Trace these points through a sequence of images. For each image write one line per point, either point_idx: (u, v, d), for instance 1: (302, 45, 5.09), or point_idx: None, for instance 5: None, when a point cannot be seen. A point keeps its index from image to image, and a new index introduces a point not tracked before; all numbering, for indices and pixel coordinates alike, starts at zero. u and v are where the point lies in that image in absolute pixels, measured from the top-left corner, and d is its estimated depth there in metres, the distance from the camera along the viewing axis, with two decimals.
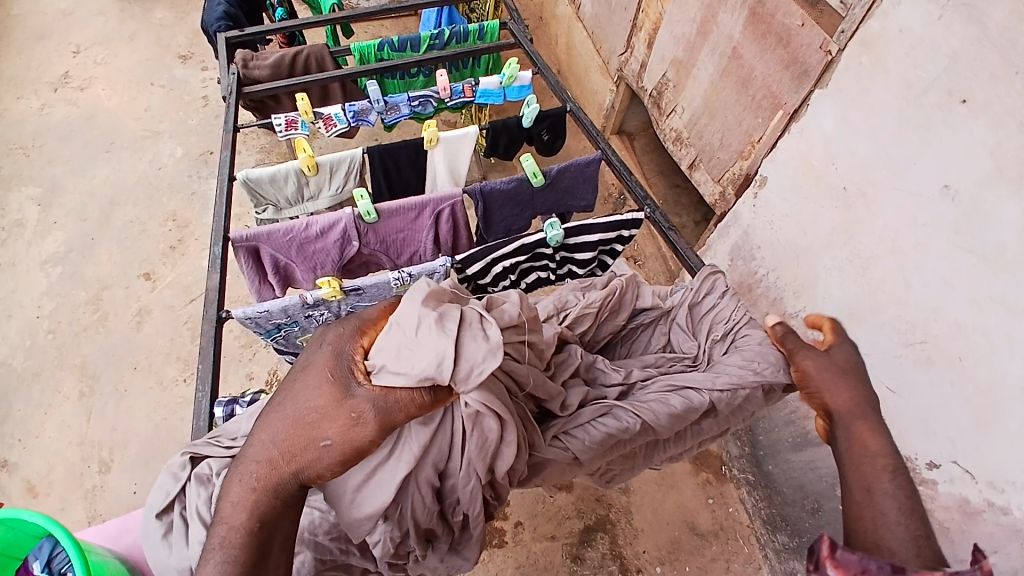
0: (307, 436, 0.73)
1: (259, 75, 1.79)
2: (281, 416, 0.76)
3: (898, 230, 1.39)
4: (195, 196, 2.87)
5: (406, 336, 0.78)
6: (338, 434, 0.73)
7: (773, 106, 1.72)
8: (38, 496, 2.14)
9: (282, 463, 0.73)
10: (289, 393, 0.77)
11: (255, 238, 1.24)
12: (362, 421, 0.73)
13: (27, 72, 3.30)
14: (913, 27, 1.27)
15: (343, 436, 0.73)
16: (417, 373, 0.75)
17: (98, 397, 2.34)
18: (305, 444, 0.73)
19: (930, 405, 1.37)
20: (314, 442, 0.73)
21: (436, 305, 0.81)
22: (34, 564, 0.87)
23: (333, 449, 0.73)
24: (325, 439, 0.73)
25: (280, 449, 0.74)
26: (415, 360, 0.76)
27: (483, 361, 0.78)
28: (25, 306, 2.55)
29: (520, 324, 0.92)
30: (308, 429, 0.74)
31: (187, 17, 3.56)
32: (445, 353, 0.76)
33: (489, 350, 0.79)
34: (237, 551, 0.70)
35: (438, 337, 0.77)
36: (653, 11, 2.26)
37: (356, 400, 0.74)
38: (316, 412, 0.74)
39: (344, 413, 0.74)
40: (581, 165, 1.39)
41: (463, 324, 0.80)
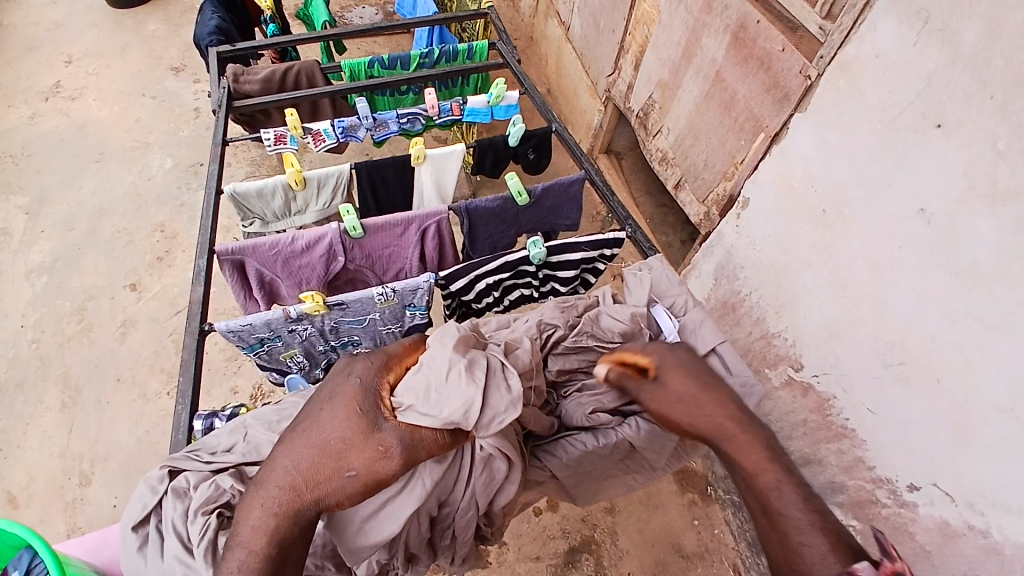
0: (333, 465, 0.73)
1: (250, 90, 1.81)
2: (304, 442, 0.75)
3: (874, 247, 1.42)
4: (184, 208, 2.87)
5: (436, 376, 0.80)
6: (364, 466, 0.73)
7: (755, 128, 1.78)
8: (18, 506, 2.10)
9: (304, 489, 0.72)
10: (314, 420, 0.77)
11: (240, 252, 1.24)
12: (388, 455, 0.75)
13: (17, 80, 3.30)
14: (889, 50, 1.31)
15: (368, 468, 0.74)
16: (444, 417, 0.77)
17: (79, 410, 2.31)
18: (330, 472, 0.73)
19: (907, 421, 1.38)
20: (340, 472, 0.73)
21: (463, 351, 0.84)
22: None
23: (357, 480, 0.73)
24: (351, 469, 0.73)
25: (304, 475, 0.72)
26: (442, 403, 0.78)
27: (505, 411, 0.81)
28: (8, 315, 2.52)
29: (529, 371, 0.97)
30: (334, 458, 0.73)
31: (179, 31, 3.59)
32: (472, 401, 0.78)
33: (511, 401, 0.82)
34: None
35: (467, 385, 0.79)
36: (640, 33, 2.30)
37: (384, 435, 0.75)
38: (341, 442, 0.74)
39: (371, 446, 0.74)
40: (564, 184, 1.41)
41: (489, 373, 0.83)
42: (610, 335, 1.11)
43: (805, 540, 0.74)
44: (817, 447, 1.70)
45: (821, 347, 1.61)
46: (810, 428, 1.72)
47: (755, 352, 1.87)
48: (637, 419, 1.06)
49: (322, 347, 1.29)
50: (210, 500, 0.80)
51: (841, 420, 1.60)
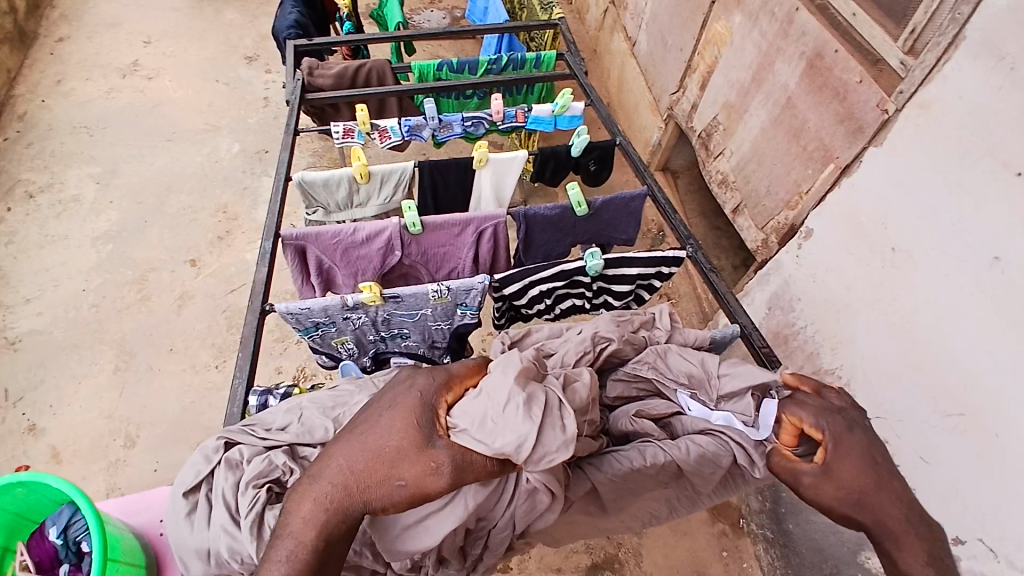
0: (385, 472, 0.74)
1: (323, 84, 1.87)
2: (358, 444, 0.77)
3: (942, 296, 1.37)
4: (247, 191, 2.98)
5: (494, 407, 0.79)
6: (413, 478, 0.74)
7: (824, 158, 1.73)
8: (62, 462, 2.21)
9: (355, 490, 0.74)
10: (373, 426, 0.79)
11: (303, 238, 1.28)
12: (439, 472, 0.74)
13: (104, 58, 3.49)
14: (972, 94, 1.27)
15: (417, 481, 0.74)
16: (496, 447, 0.76)
17: (132, 373, 2.41)
18: (381, 478, 0.74)
19: (961, 477, 1.31)
20: (389, 480, 0.74)
21: (523, 385, 0.82)
22: (52, 529, 1.07)
23: (404, 490, 0.73)
24: (400, 479, 0.74)
25: (356, 476, 0.75)
26: (496, 434, 0.77)
27: (556, 451, 0.79)
28: (72, 278, 2.66)
29: (585, 408, 0.93)
30: (387, 465, 0.74)
31: (258, 22, 3.74)
32: (524, 437, 0.77)
33: (564, 442, 0.80)
34: (301, 566, 0.71)
35: (522, 420, 0.77)
36: (709, 54, 2.28)
37: (437, 452, 0.75)
38: (394, 450, 0.75)
39: (424, 461, 0.74)
40: (625, 198, 1.41)
41: (546, 411, 0.81)
42: (675, 375, 1.10)
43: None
44: None
45: (874, 391, 1.54)
46: None
47: None
48: (687, 442, 1.02)
49: (372, 336, 1.30)
50: (261, 475, 0.82)
51: None
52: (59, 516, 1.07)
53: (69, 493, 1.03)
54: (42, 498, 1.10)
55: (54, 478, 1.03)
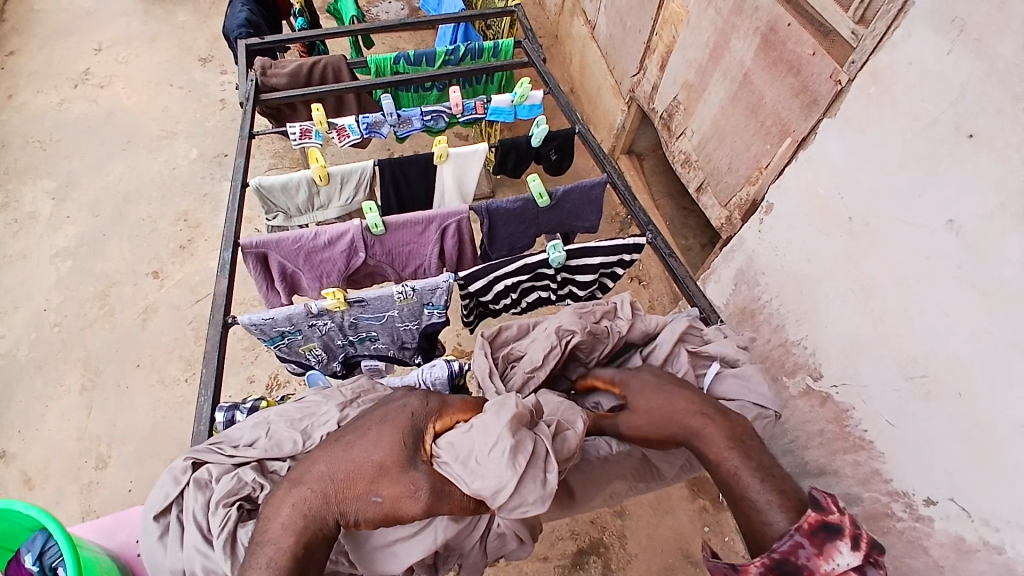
0: (365, 486, 0.76)
1: (277, 84, 1.82)
2: (343, 454, 0.78)
3: (899, 262, 1.40)
4: (208, 198, 2.91)
5: (481, 446, 0.76)
6: (390, 496, 0.75)
7: (782, 133, 1.76)
8: (35, 487, 2.15)
9: (333, 497, 0.76)
10: (360, 437, 0.79)
11: (264, 245, 1.26)
12: (415, 495, 0.76)
13: (48, 66, 3.37)
14: (923, 60, 1.29)
15: (394, 500, 0.75)
16: (473, 488, 0.75)
17: (100, 391, 2.36)
18: (359, 492, 0.76)
19: (925, 439, 1.35)
20: (366, 495, 0.76)
21: (516, 428, 0.77)
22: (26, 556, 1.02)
23: (379, 506, 0.76)
24: (377, 495, 0.76)
25: (335, 484, 0.76)
26: (477, 475, 0.75)
27: (531, 504, 0.76)
28: (33, 298, 2.58)
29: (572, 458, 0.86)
30: (368, 480, 0.76)
31: (209, 22, 3.64)
32: (503, 485, 0.74)
33: (542, 496, 0.76)
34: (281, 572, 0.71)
35: (505, 467, 0.74)
36: (667, 34, 2.28)
37: (417, 475, 0.76)
38: (376, 466, 0.77)
39: (403, 482, 0.76)
40: (586, 187, 1.40)
41: (531, 460, 0.77)
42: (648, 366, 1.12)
43: (768, 519, 0.74)
44: (833, 459, 1.64)
45: (842, 358, 1.58)
46: (827, 438, 1.67)
47: (773, 360, 1.84)
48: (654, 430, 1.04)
49: (340, 341, 1.28)
50: (232, 493, 0.81)
51: (859, 431, 1.56)
52: (32, 543, 1.04)
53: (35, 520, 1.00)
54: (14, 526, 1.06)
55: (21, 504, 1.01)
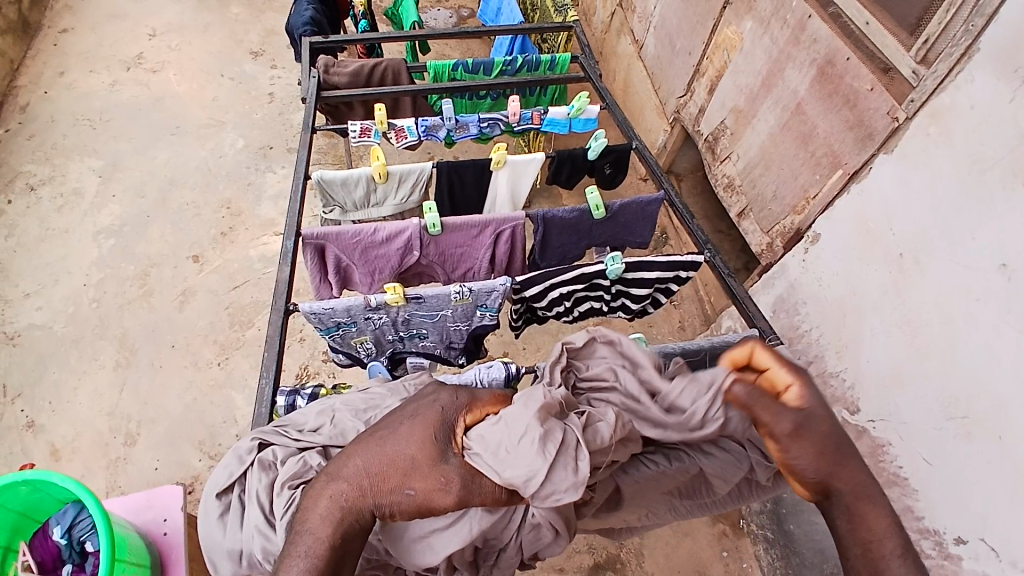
0: (398, 479, 0.75)
1: (338, 82, 1.86)
2: (378, 448, 0.78)
3: (951, 296, 1.38)
4: (251, 187, 2.96)
5: (510, 436, 0.77)
6: (422, 490, 0.74)
7: (832, 165, 1.75)
8: (61, 461, 2.19)
9: (368, 491, 0.75)
10: (392, 432, 0.79)
11: (324, 237, 1.28)
12: (447, 488, 0.74)
13: (106, 49, 3.47)
14: (985, 104, 1.29)
15: (426, 493, 0.74)
16: (505, 478, 0.75)
17: (132, 370, 2.40)
18: (392, 485, 0.75)
19: (963, 478, 1.33)
20: (400, 488, 0.74)
21: (544, 418, 0.80)
22: (56, 529, 1.20)
23: (412, 499, 0.74)
24: (409, 488, 0.74)
25: (369, 478, 0.76)
26: (507, 464, 0.76)
27: (564, 492, 0.76)
28: (73, 273, 2.64)
29: (607, 449, 0.85)
30: (401, 473, 0.75)
31: (263, 17, 3.72)
32: (534, 473, 0.75)
33: (574, 484, 0.77)
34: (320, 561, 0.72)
35: (535, 455, 0.76)
36: (718, 58, 2.29)
37: (448, 468, 0.75)
38: (409, 460, 0.76)
39: (434, 475, 0.75)
40: (642, 203, 1.41)
41: (560, 449, 0.78)
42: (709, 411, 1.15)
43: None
44: None
45: (881, 394, 1.56)
46: None
47: None
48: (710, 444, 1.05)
49: (391, 336, 1.29)
50: (295, 475, 0.82)
51: (893, 468, 1.52)
52: (64, 516, 1.21)
53: (73, 490, 1.15)
54: (47, 497, 1.23)
55: (60, 476, 1.15)
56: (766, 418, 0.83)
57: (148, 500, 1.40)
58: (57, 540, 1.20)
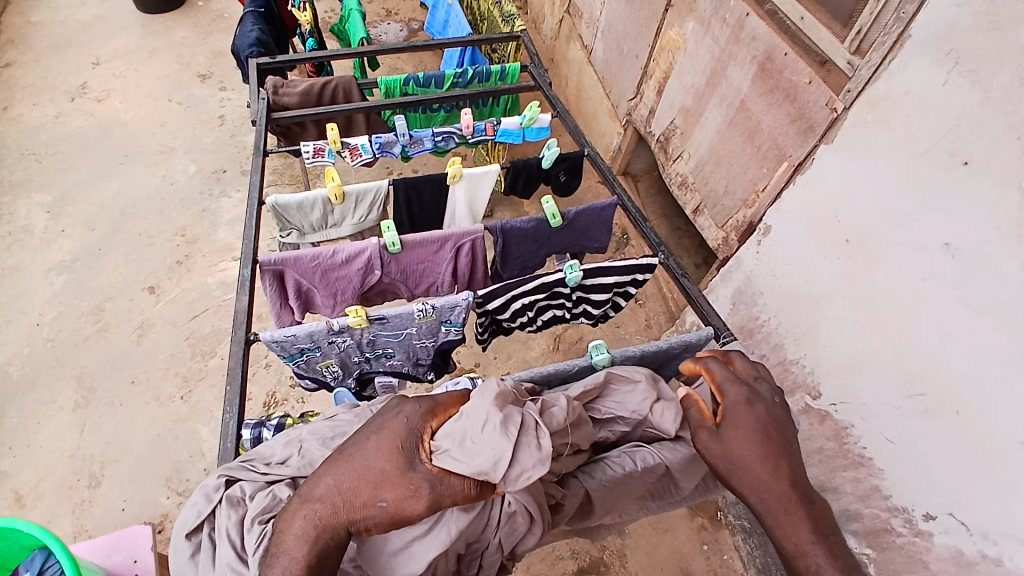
0: (368, 494, 0.75)
1: (289, 103, 1.84)
2: (348, 466, 0.78)
3: (898, 282, 1.44)
4: (206, 213, 2.90)
5: (472, 427, 0.80)
6: (393, 501, 0.75)
7: (778, 158, 1.81)
8: (25, 507, 2.10)
9: (342, 509, 0.76)
10: (361, 449, 0.79)
11: (282, 262, 1.27)
12: (417, 496, 0.75)
13: (46, 79, 3.36)
14: (920, 88, 1.35)
15: (397, 504, 0.75)
16: (474, 466, 0.77)
17: (93, 409, 2.32)
18: (364, 500, 0.75)
19: (926, 454, 1.38)
20: (372, 501, 0.75)
21: (502, 405, 0.83)
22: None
23: (384, 512, 0.75)
24: (381, 501, 0.75)
25: (342, 497, 0.76)
26: (474, 452, 0.78)
27: (532, 468, 0.79)
28: (25, 313, 2.55)
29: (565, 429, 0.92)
30: (371, 486, 0.76)
31: (209, 39, 3.66)
32: (500, 455, 0.77)
33: (540, 458, 0.80)
34: None
35: (499, 438, 0.78)
36: (664, 60, 2.35)
37: (416, 476, 0.76)
38: (379, 473, 0.76)
39: (404, 484, 0.76)
40: (597, 209, 1.44)
41: (521, 429, 0.81)
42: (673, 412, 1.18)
43: None
44: (832, 476, 1.67)
45: (841, 375, 1.62)
46: (827, 455, 1.69)
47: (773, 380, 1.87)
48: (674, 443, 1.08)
49: (357, 358, 1.29)
50: (266, 510, 0.81)
51: (858, 449, 1.59)
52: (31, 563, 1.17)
53: (38, 536, 1.13)
54: (13, 545, 1.20)
55: (24, 523, 1.12)
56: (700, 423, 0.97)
57: (119, 542, 1.36)
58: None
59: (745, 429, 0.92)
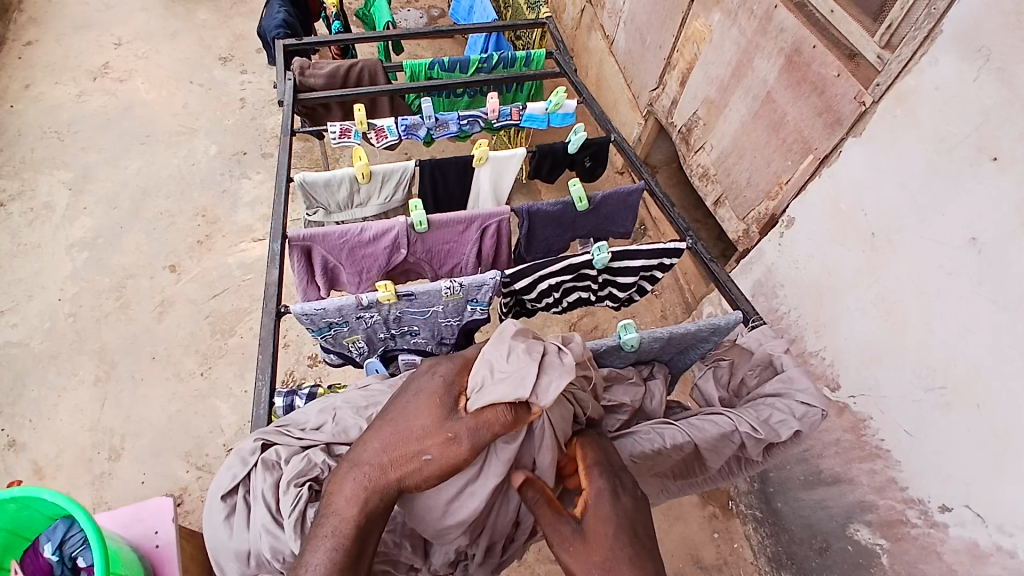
0: (412, 448, 0.78)
1: (315, 84, 1.85)
2: (393, 431, 0.80)
3: (922, 273, 1.44)
4: (226, 194, 2.92)
5: (497, 358, 0.84)
6: (438, 451, 0.77)
7: (803, 151, 1.79)
8: (46, 478, 2.15)
9: (390, 468, 0.78)
10: (401, 412, 0.82)
11: (310, 239, 1.28)
12: (458, 440, 0.78)
13: (70, 59, 3.39)
14: (949, 83, 1.34)
15: (442, 454, 0.77)
16: (505, 390, 0.80)
17: (113, 384, 2.36)
18: (409, 455, 0.78)
19: (944, 450, 1.38)
20: (417, 455, 0.78)
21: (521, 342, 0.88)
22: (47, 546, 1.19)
23: (432, 464, 0.77)
24: (427, 453, 0.77)
25: (389, 455, 0.78)
26: (503, 380, 0.82)
27: (559, 379, 0.83)
28: (48, 288, 2.58)
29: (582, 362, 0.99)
30: (414, 441, 0.78)
31: (230, 21, 3.67)
32: (527, 374, 0.82)
33: (563, 371, 0.84)
34: (346, 541, 0.73)
35: (522, 360, 0.83)
36: (688, 51, 2.33)
37: (454, 423, 0.79)
38: (422, 429, 0.79)
39: (443, 433, 0.78)
40: (623, 194, 1.44)
41: (543, 354, 0.86)
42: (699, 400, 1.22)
43: None
44: (848, 468, 1.66)
45: (859, 370, 1.62)
46: (843, 447, 1.68)
47: None
48: (705, 421, 1.07)
49: (383, 334, 1.30)
50: (301, 473, 0.83)
51: (875, 441, 1.57)
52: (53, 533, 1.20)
53: (64, 506, 1.14)
54: (36, 514, 1.21)
55: (49, 493, 1.14)
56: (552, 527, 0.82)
57: (140, 512, 1.39)
58: (49, 557, 1.19)
59: (604, 527, 0.81)
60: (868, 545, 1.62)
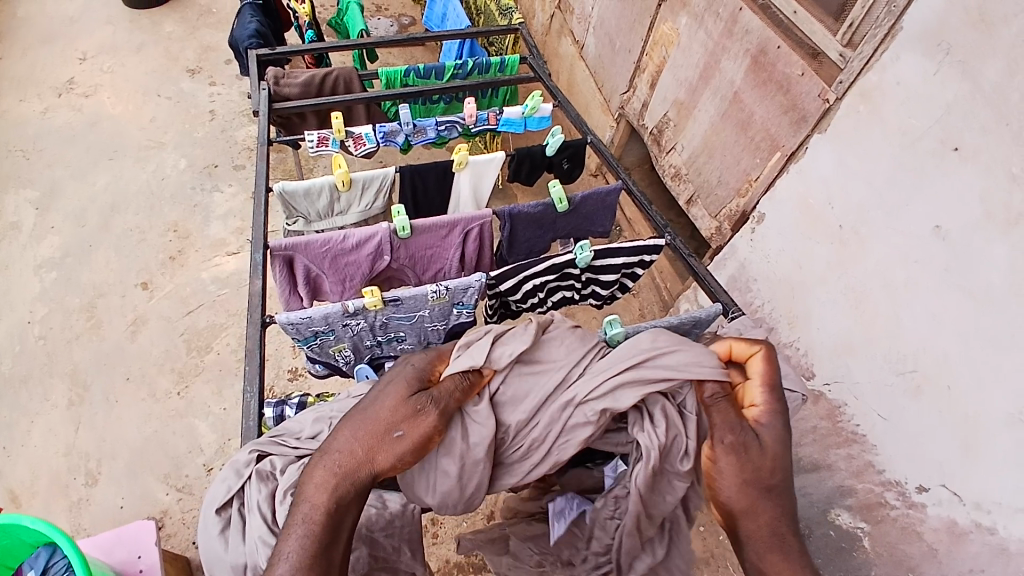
0: (382, 429, 0.81)
1: (290, 93, 1.84)
2: (362, 418, 0.83)
3: (890, 265, 1.49)
4: (198, 208, 2.87)
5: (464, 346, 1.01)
6: (408, 426, 0.82)
7: (771, 148, 1.84)
8: (21, 505, 2.08)
9: (361, 453, 0.80)
10: (370, 399, 0.86)
11: (292, 248, 1.27)
12: (424, 411, 0.84)
13: (31, 74, 3.30)
14: (911, 80, 1.40)
15: (413, 428, 0.82)
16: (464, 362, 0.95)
17: (88, 407, 2.29)
18: (380, 435, 0.81)
19: (917, 433, 1.42)
20: (389, 433, 0.81)
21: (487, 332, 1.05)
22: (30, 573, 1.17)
23: (404, 439, 0.81)
24: (398, 430, 0.81)
25: (360, 439, 0.81)
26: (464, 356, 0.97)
27: (511, 348, 0.98)
28: (16, 310, 2.51)
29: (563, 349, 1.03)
30: (383, 420, 0.82)
31: (196, 33, 3.62)
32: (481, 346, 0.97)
33: (517, 340, 0.99)
34: (317, 527, 0.75)
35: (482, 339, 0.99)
36: (657, 55, 2.38)
37: (420, 398, 0.86)
38: (389, 408, 0.84)
39: (410, 408, 0.84)
40: (602, 193, 1.46)
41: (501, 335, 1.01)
42: None
43: None
44: (827, 454, 1.71)
45: (833, 359, 1.67)
46: (820, 434, 1.73)
47: None
48: None
49: (369, 341, 1.30)
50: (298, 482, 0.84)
51: (851, 427, 1.62)
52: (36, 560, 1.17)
53: (44, 531, 1.12)
54: (16, 542, 1.20)
55: (28, 519, 1.11)
56: (725, 429, 0.91)
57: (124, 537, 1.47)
58: None
59: (774, 450, 0.90)
60: (849, 530, 1.67)
